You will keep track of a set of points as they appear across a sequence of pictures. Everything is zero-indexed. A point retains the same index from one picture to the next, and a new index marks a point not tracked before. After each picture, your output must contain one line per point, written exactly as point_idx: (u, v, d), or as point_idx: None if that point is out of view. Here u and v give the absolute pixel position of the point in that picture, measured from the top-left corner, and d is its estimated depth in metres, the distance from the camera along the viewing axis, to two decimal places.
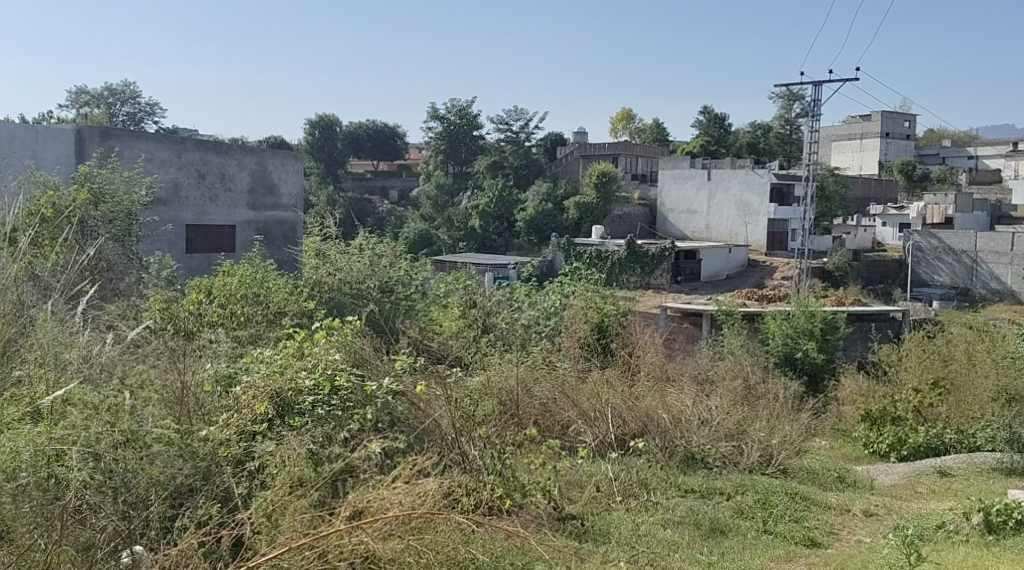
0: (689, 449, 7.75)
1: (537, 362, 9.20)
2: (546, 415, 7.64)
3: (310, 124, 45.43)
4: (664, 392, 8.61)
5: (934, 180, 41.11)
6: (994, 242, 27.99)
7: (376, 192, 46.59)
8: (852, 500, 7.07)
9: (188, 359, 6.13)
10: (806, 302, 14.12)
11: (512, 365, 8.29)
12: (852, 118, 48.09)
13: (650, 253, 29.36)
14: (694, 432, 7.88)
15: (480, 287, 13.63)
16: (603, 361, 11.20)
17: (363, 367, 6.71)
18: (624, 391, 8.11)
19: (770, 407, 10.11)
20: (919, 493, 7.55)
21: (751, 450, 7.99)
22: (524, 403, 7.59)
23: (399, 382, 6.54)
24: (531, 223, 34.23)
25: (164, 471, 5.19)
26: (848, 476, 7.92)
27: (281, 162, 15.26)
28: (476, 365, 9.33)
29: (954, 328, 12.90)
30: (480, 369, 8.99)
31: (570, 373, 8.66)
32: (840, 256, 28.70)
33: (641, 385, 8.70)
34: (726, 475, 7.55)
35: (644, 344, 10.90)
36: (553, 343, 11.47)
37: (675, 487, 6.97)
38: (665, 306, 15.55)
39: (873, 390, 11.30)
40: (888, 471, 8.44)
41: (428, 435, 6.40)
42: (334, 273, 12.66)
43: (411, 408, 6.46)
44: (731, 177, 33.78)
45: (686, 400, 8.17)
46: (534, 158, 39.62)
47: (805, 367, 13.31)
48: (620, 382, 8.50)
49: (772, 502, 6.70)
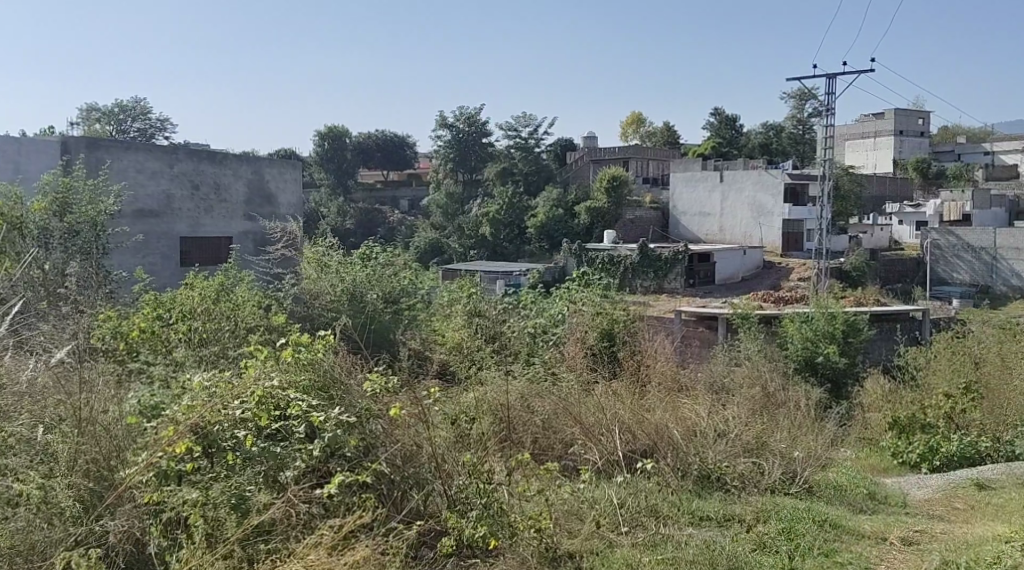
0: (705, 466, 7.16)
1: (540, 374, 8.68)
2: (546, 433, 7.20)
3: (319, 135, 44.89)
4: (676, 402, 8.09)
5: (950, 177, 40.37)
6: (1015, 238, 27.25)
7: (387, 202, 46.20)
8: (888, 524, 6.50)
9: (102, 391, 5.79)
10: (826, 303, 13.53)
11: (510, 380, 7.83)
12: (865, 116, 47.38)
13: (664, 256, 28.74)
14: (709, 449, 7.30)
15: (484, 297, 13.15)
16: (611, 369, 10.67)
17: (331, 390, 5.91)
18: (634, 404, 7.56)
19: (791, 416, 9.55)
20: (956, 511, 6.97)
21: (771, 467, 7.38)
22: (520, 422, 7.16)
23: (370, 402, 5.91)
24: (542, 229, 33.65)
25: (28, 539, 4.90)
26: (878, 492, 7.35)
27: (278, 170, 14.76)
28: (470, 381, 8.82)
29: (980, 328, 12.30)
30: (474, 383, 8.48)
31: (574, 384, 8.14)
32: (857, 257, 28.04)
33: (650, 397, 8.17)
34: (745, 497, 6.94)
35: (654, 351, 10.35)
36: (559, 353, 10.95)
37: (686, 514, 6.42)
38: (679, 310, 14.93)
39: (900, 396, 10.77)
40: (919, 484, 7.85)
41: (407, 465, 5.84)
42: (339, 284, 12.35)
43: (387, 432, 5.87)
44: (745, 178, 33.18)
45: (702, 412, 7.65)
46: (545, 164, 39.02)
47: (827, 372, 12.69)
48: (629, 393, 8.00)
49: (799, 531, 6.10)
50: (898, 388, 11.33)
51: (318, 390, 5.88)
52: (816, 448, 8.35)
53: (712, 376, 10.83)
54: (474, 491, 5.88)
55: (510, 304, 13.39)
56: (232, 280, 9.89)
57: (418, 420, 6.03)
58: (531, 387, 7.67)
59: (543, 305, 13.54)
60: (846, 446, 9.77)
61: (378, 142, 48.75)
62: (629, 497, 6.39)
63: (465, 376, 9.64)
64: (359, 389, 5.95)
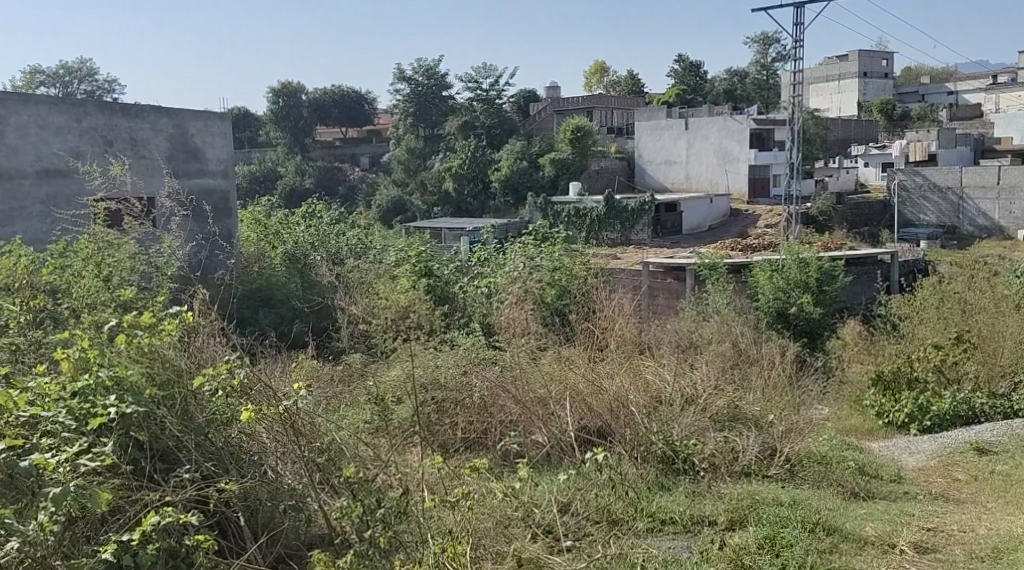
0: (670, 443, 6.32)
1: (480, 345, 7.91)
2: (483, 420, 6.56)
3: (274, 93, 43.08)
4: (637, 363, 7.34)
5: (914, 117, 39.61)
6: (981, 176, 26.54)
7: (346, 160, 44.74)
8: (888, 518, 5.63)
9: None
10: (797, 248, 12.64)
11: (446, 355, 7.21)
12: (829, 59, 46.49)
13: (630, 207, 27.65)
14: (673, 425, 6.46)
15: (432, 257, 12.24)
16: (568, 333, 9.87)
17: (173, 388, 4.91)
18: (591, 370, 6.76)
19: (764, 373, 8.81)
20: (961, 486, 6.21)
21: (744, 442, 6.50)
22: (458, 405, 6.63)
23: (212, 407, 4.97)
24: (506, 183, 32.44)
25: None
26: (868, 465, 6.56)
27: (203, 123, 13.65)
28: (393, 357, 8.01)
29: (955, 274, 11.48)
30: (408, 355, 7.72)
31: (522, 351, 7.36)
32: (824, 200, 27.26)
33: (611, 361, 7.41)
34: (716, 485, 6.08)
35: (615, 309, 9.40)
36: (508, 320, 9.94)
37: (644, 518, 5.58)
38: (646, 261, 13.82)
39: (885, 350, 9.95)
40: (908, 450, 7.08)
41: (279, 477, 4.95)
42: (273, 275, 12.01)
43: (246, 444, 5.03)
44: (710, 124, 32.23)
45: (668, 375, 6.91)
46: (507, 116, 37.67)
47: (801, 324, 11.84)
48: (585, 356, 7.22)
49: (785, 541, 5.18)
50: (876, 336, 10.84)
51: (144, 392, 4.74)
52: (790, 410, 7.64)
53: (677, 334, 10.00)
54: (361, 518, 4.87)
55: (464, 263, 12.88)
56: (126, 270, 8.67)
57: (285, 423, 5.06)
58: (473, 364, 7.04)
59: (496, 261, 12.50)
60: (823, 404, 8.99)
61: (334, 97, 46.90)
62: (573, 496, 5.57)
63: (404, 346, 8.71)
64: (200, 390, 4.99)
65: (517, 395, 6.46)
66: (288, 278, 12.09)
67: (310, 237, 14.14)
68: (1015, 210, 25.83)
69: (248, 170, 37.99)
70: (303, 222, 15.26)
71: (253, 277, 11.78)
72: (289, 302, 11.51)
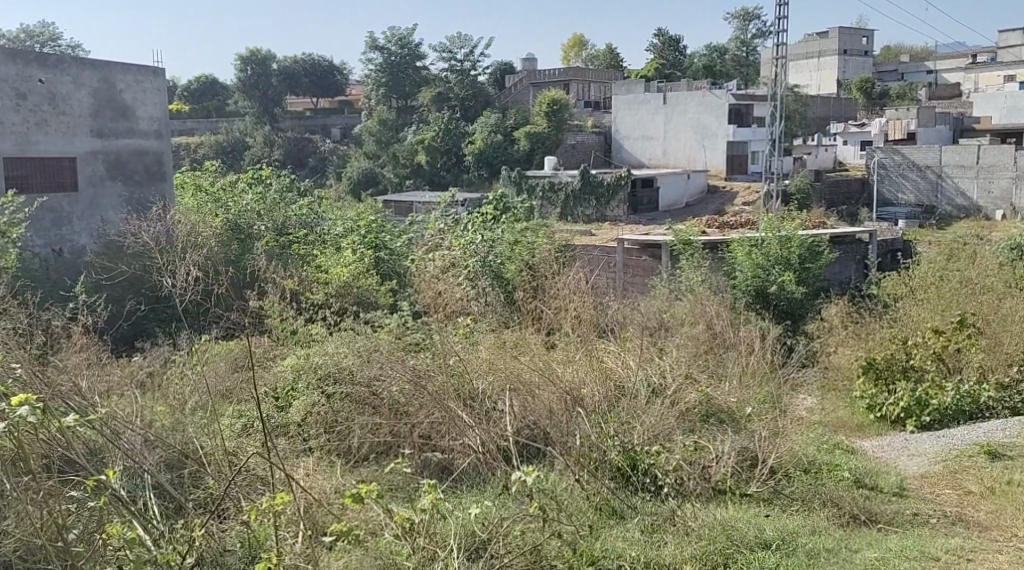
0: (626, 449, 5.69)
1: (418, 327, 7.28)
2: (402, 424, 5.88)
3: (241, 60, 40.78)
4: (594, 349, 6.76)
5: (893, 96, 38.73)
6: (960, 154, 25.69)
7: (317, 131, 43.24)
8: (904, 559, 4.88)
9: None
10: (778, 222, 11.66)
11: (372, 339, 6.57)
12: (809, 35, 45.45)
13: (606, 182, 26.61)
14: (633, 428, 5.85)
15: (383, 240, 11.26)
16: (526, 306, 9.12)
17: None
18: (538, 363, 6.14)
19: (741, 360, 7.97)
20: (979, 503, 5.58)
21: (715, 450, 5.83)
22: (380, 398, 6.01)
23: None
24: (480, 156, 31.26)
25: None
26: (865, 475, 5.88)
27: (134, 78, 12.69)
28: (303, 345, 7.20)
29: (941, 254, 10.60)
30: (328, 341, 7.00)
31: (461, 338, 6.72)
32: (802, 178, 26.32)
33: (559, 351, 6.74)
34: (666, 503, 5.38)
35: (564, 289, 8.47)
36: (442, 295, 9.00)
37: (584, 564, 4.81)
38: (621, 238, 12.75)
39: (874, 332, 9.17)
40: (908, 452, 6.43)
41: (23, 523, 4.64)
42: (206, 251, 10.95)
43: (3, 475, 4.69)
44: (688, 99, 31.25)
45: (627, 363, 6.38)
46: (482, 87, 36.38)
47: (782, 305, 10.89)
48: (533, 344, 6.63)
49: None
50: (863, 317, 10.05)
51: None
52: (772, 408, 7.05)
53: (646, 314, 9.16)
54: None
55: (417, 236, 11.91)
56: None
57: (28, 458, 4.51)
58: (400, 352, 6.38)
59: (451, 235, 11.54)
60: (806, 393, 8.31)
61: (304, 66, 45.30)
62: (493, 530, 4.86)
63: (315, 328, 7.69)
64: None
65: (444, 390, 5.79)
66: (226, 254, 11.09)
67: (255, 206, 13.01)
68: (994, 190, 25.06)
69: (215, 140, 36.58)
70: (249, 189, 14.17)
71: (188, 247, 10.70)
72: (219, 275, 10.48)
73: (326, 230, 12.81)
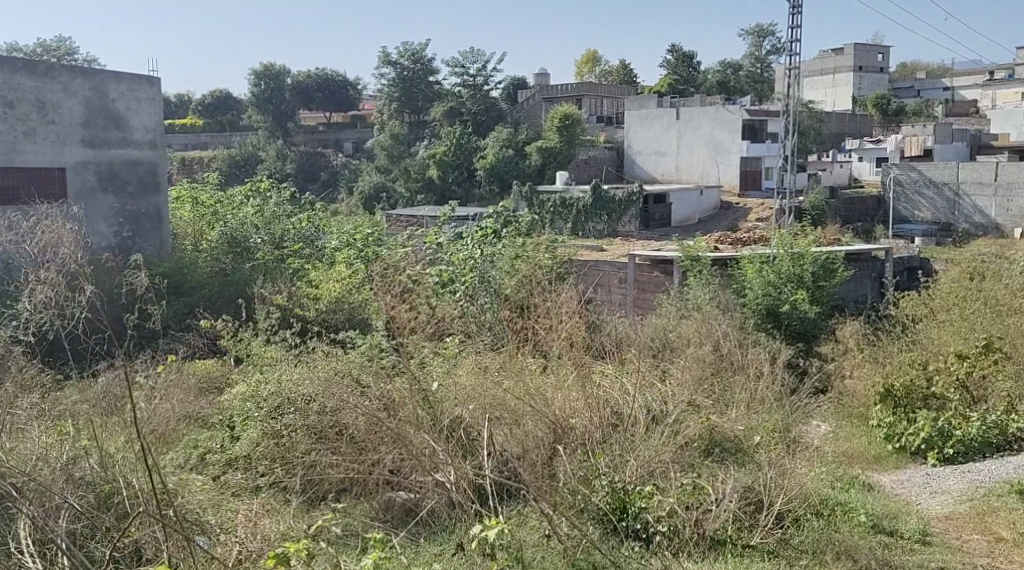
0: (615, 491, 5.42)
1: (405, 347, 7.02)
2: (364, 463, 5.68)
3: (255, 75, 40.54)
4: (588, 375, 6.52)
5: (909, 113, 38.15)
6: (978, 172, 25.12)
7: (330, 145, 42.99)
8: None
9: None
10: (790, 238, 11.20)
11: (344, 363, 6.38)
12: (824, 51, 44.97)
13: (618, 198, 26.20)
14: (625, 465, 5.61)
15: (381, 255, 10.88)
16: (520, 319, 8.73)
17: None
18: (521, 392, 5.94)
19: (749, 385, 7.51)
20: (1012, 554, 5.21)
21: (715, 492, 5.49)
22: (352, 429, 5.79)
23: None
24: (492, 171, 30.83)
25: None
26: (886, 521, 5.53)
27: (128, 87, 12.32)
28: (256, 362, 6.89)
29: (958, 273, 10.14)
30: (284, 360, 6.72)
31: (448, 367, 6.52)
32: (816, 194, 25.79)
33: (549, 373, 6.53)
34: (649, 558, 5.06)
35: (556, 307, 8.05)
36: (403, 316, 8.44)
37: None
38: (631, 254, 12.26)
39: (892, 355, 8.70)
40: (932, 491, 6.09)
41: None
42: (199, 267, 10.54)
43: None
44: (701, 115, 30.80)
45: (616, 393, 6.19)
46: (494, 102, 36.01)
47: (794, 324, 10.40)
48: (524, 370, 6.40)
49: None
50: (878, 338, 9.61)
51: None
52: (782, 437, 6.69)
53: (648, 334, 8.72)
54: None
55: (414, 248, 11.52)
56: None
57: None
58: (376, 378, 6.17)
59: (450, 251, 11.15)
60: (818, 419, 7.92)
61: (318, 80, 45.08)
62: None
63: (274, 340, 7.36)
64: None
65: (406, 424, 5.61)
66: (213, 265, 10.64)
67: (253, 219, 12.57)
68: (1013, 208, 24.47)
69: (227, 154, 36.26)
70: (248, 201, 13.78)
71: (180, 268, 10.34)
72: (208, 290, 10.12)
73: (325, 245, 12.43)
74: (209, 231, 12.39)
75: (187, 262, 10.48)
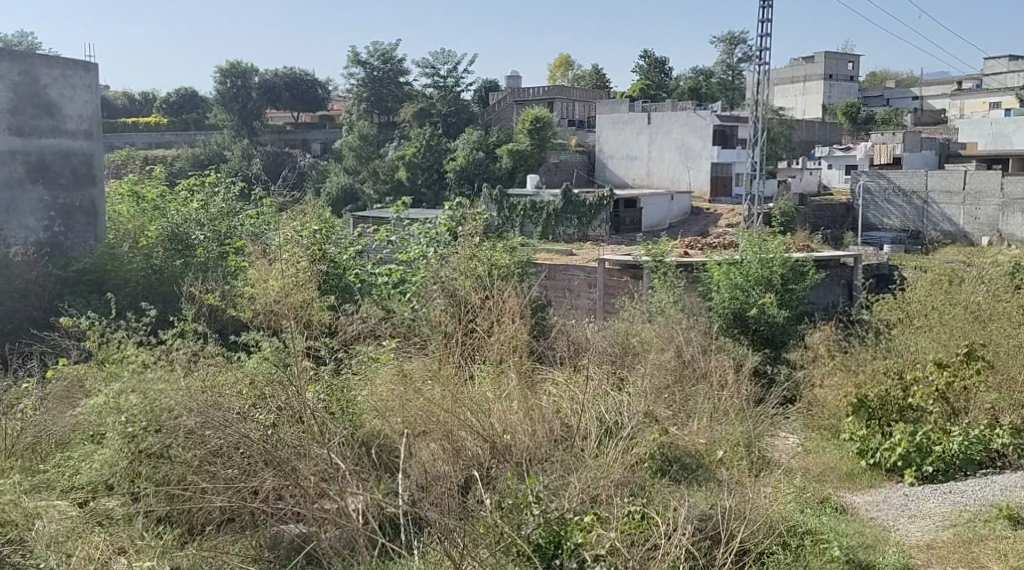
0: (549, 521, 4.83)
1: (340, 366, 6.64)
2: (242, 492, 5.18)
3: (221, 73, 39.43)
4: (525, 390, 6.10)
5: (879, 121, 38.00)
6: (946, 180, 24.82)
7: (297, 145, 42.08)
8: None
9: None
10: (760, 240, 10.70)
11: (243, 383, 5.87)
12: (795, 59, 44.80)
13: (588, 202, 25.67)
14: (564, 489, 5.12)
15: (330, 252, 10.22)
16: (467, 298, 8.10)
17: None
18: (450, 419, 5.55)
19: (712, 395, 6.99)
20: None
21: (667, 523, 5.00)
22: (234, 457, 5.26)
23: None
24: (461, 174, 30.13)
25: None
26: (863, 552, 5.18)
27: (61, 73, 11.56)
28: (118, 374, 6.13)
29: (929, 279, 9.68)
30: (151, 370, 6.10)
31: (373, 386, 6.08)
32: (787, 201, 25.38)
33: (483, 386, 6.08)
34: None
35: (503, 311, 7.49)
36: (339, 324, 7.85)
37: None
38: (599, 258, 11.67)
39: (864, 363, 8.15)
40: (914, 518, 5.75)
41: None
42: (136, 265, 9.81)
43: None
44: (673, 119, 30.36)
45: (546, 417, 5.79)
46: (465, 105, 35.36)
47: (762, 330, 9.90)
48: (454, 387, 5.97)
49: None
50: (850, 343, 9.15)
51: None
52: (748, 454, 6.32)
53: (611, 338, 8.15)
54: None
55: (363, 249, 10.90)
56: None
57: None
58: (275, 396, 5.66)
59: (404, 253, 10.55)
60: (787, 431, 7.48)
61: (286, 79, 44.08)
62: None
63: (148, 346, 6.72)
64: None
65: (288, 455, 5.20)
66: (146, 262, 9.91)
67: (198, 215, 11.84)
68: (981, 216, 24.18)
69: (191, 153, 35.22)
70: (194, 195, 12.99)
71: (113, 272, 9.61)
72: (141, 295, 9.43)
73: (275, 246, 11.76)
74: (150, 226, 11.63)
75: (121, 260, 9.73)
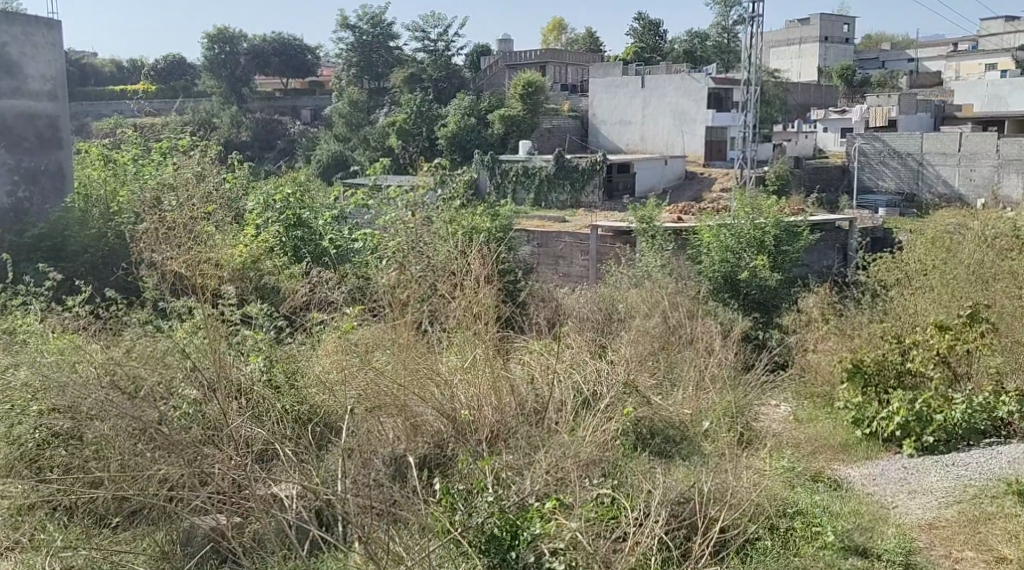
0: (505, 509, 4.45)
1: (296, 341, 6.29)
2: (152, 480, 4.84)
3: (208, 38, 38.57)
4: (489, 358, 5.74)
5: (875, 83, 37.39)
6: (942, 142, 24.32)
7: (286, 112, 41.31)
8: None
9: None
10: (754, 202, 10.27)
11: (170, 359, 5.52)
12: (791, 22, 44.06)
13: (581, 167, 25.17)
14: (524, 473, 4.81)
15: (306, 218, 9.78)
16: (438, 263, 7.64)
17: None
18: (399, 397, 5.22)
19: (697, 363, 6.61)
20: None
21: (637, 511, 4.70)
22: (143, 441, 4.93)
23: None
24: (453, 140, 29.50)
25: None
26: (860, 534, 4.82)
27: (21, 31, 10.64)
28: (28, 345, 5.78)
29: (928, 240, 9.28)
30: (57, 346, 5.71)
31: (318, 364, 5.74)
32: (782, 165, 24.90)
33: (436, 357, 5.73)
34: None
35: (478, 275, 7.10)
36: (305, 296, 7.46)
37: None
38: (592, 224, 11.23)
39: (861, 327, 7.79)
40: (914, 494, 5.39)
41: None
42: (104, 237, 9.37)
43: None
44: (666, 82, 29.82)
45: (503, 392, 5.46)
46: (456, 69, 34.65)
47: (752, 294, 9.49)
48: (413, 357, 5.59)
49: None
50: (845, 306, 8.77)
51: None
52: (736, 425, 5.98)
53: (595, 304, 7.77)
54: None
55: (340, 214, 10.45)
56: None
57: None
58: (191, 374, 5.31)
59: (381, 217, 10.11)
60: (777, 400, 7.13)
61: (275, 45, 43.20)
62: None
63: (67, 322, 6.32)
64: None
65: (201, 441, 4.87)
66: (112, 232, 9.44)
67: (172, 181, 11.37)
68: (978, 178, 23.72)
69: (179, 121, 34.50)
70: (170, 160, 12.49)
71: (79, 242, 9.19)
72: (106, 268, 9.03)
73: None
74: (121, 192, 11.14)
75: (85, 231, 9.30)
